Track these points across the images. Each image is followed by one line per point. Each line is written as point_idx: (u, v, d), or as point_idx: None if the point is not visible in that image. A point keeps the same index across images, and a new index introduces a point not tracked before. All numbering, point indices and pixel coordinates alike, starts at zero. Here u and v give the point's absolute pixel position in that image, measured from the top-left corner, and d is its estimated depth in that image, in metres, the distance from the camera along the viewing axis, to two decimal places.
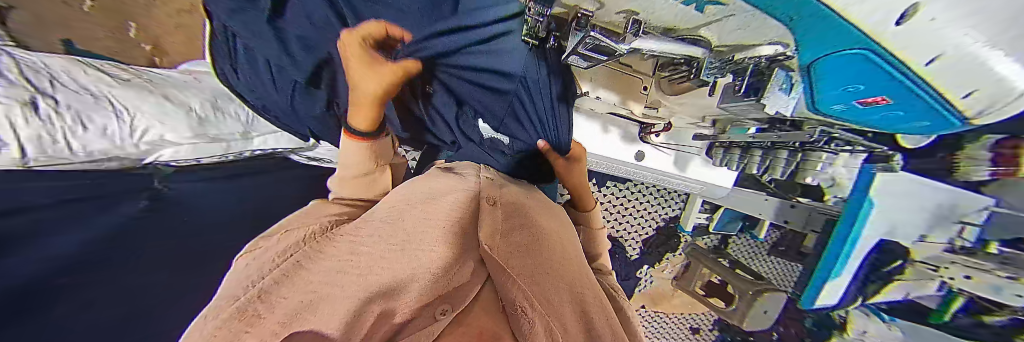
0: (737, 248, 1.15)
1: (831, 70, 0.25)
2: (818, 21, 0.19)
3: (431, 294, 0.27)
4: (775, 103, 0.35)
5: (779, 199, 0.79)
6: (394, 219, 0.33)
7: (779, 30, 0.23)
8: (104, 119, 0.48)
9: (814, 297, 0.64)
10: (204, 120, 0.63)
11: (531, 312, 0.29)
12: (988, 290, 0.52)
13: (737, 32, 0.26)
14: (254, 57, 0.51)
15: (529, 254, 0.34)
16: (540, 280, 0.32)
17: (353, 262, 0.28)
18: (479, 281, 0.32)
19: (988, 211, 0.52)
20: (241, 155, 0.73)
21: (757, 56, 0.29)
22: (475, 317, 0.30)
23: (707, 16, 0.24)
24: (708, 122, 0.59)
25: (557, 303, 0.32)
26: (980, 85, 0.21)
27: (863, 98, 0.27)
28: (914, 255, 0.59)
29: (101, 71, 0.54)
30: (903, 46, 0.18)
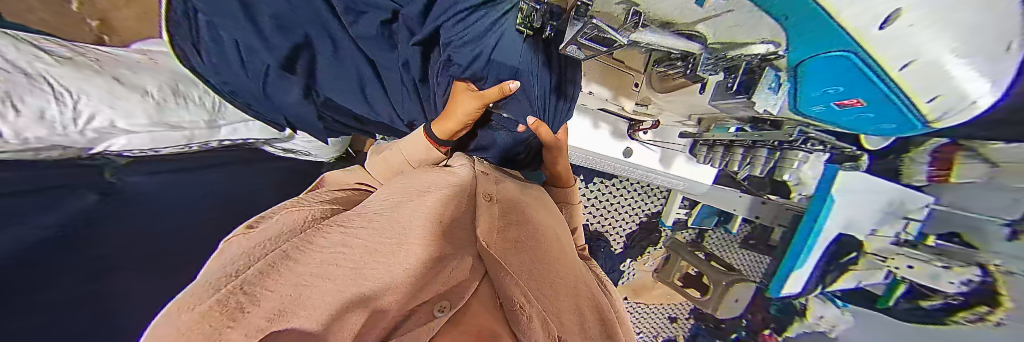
0: (713, 241, 1.22)
1: (817, 71, 0.27)
2: (808, 23, 0.21)
3: (430, 291, 0.29)
4: (763, 102, 0.35)
5: (752, 196, 0.85)
6: (389, 211, 0.34)
7: (771, 25, 0.24)
8: (41, 102, 0.42)
9: (780, 286, 0.69)
10: (163, 105, 0.57)
11: (527, 307, 0.30)
12: (926, 278, 0.58)
13: (732, 29, 0.27)
14: (220, 36, 0.47)
15: (524, 250, 0.37)
16: (534, 275, 0.35)
17: (346, 255, 0.27)
18: (477, 278, 0.34)
19: (929, 208, 0.57)
20: (206, 145, 0.68)
21: (749, 55, 0.30)
22: (474, 316, 0.28)
23: (706, 10, 0.25)
24: (694, 121, 0.61)
25: (552, 298, 0.34)
26: (943, 92, 0.22)
27: (840, 100, 0.29)
28: (867, 248, 0.65)
29: (35, 47, 0.47)
30: (882, 49, 0.20)
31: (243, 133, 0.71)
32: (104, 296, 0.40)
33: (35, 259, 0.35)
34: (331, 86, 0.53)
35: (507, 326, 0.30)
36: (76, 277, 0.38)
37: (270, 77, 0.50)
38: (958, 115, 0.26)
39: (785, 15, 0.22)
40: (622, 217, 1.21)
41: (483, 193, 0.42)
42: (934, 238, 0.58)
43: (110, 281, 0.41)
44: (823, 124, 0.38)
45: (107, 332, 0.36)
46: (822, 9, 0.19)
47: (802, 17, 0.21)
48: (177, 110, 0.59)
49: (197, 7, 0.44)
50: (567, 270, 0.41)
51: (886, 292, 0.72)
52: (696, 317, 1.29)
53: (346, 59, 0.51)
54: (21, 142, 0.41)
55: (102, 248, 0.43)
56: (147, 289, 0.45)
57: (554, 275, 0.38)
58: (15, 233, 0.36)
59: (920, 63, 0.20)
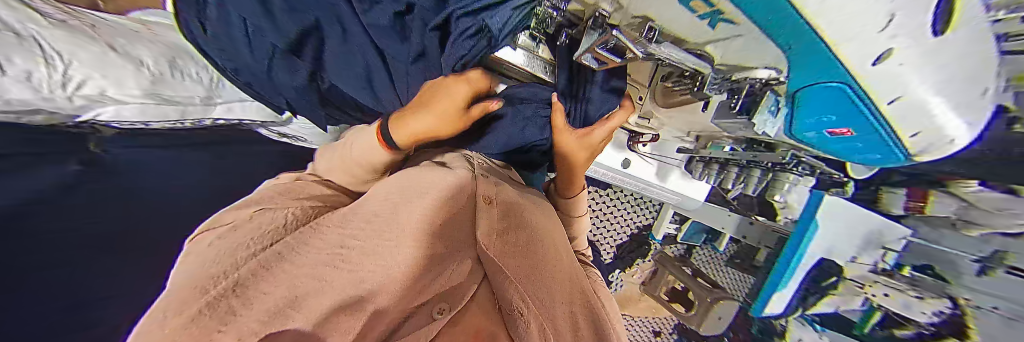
0: (701, 258, 1.25)
1: (813, 99, 0.28)
2: (811, 55, 0.22)
3: (427, 294, 0.29)
4: (762, 123, 0.38)
5: (740, 215, 0.86)
6: (389, 212, 0.33)
7: (775, 51, 0.25)
8: (27, 64, 0.41)
9: (764, 305, 0.70)
10: (159, 78, 0.55)
11: (525, 312, 0.30)
12: (901, 306, 0.60)
13: (740, 52, 0.28)
14: (226, 14, 0.45)
15: (523, 254, 0.37)
16: (534, 281, 0.35)
17: (343, 257, 0.28)
18: (474, 281, 0.35)
19: (905, 240, 0.61)
20: (199, 123, 0.66)
21: (753, 79, 0.32)
22: (471, 317, 0.30)
23: (714, 33, 0.26)
24: (691, 137, 0.63)
25: (549, 304, 0.35)
26: (924, 129, 0.24)
27: (832, 128, 0.30)
28: (847, 273, 0.67)
29: (28, 7, 0.45)
30: (875, 85, 0.21)
31: (239, 113, 0.69)
32: (83, 265, 0.39)
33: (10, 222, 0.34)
34: (334, 74, 0.53)
35: (504, 327, 0.31)
36: (49, 248, 0.36)
37: (274, 60, 0.50)
38: (937, 151, 0.27)
39: (786, 44, 0.23)
40: (614, 228, 1.22)
41: (483, 193, 0.41)
42: (910, 270, 0.60)
43: (83, 257, 0.39)
44: (809, 148, 0.40)
45: (71, 312, 0.35)
46: (824, 41, 0.19)
47: (800, 45, 0.22)
48: (173, 84, 0.57)
49: None
50: (561, 277, 0.41)
51: (862, 319, 0.75)
52: (680, 332, 1.30)
53: (349, 51, 0.50)
54: (0, 103, 0.39)
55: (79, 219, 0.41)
56: (122, 267, 0.43)
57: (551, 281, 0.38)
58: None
59: (907, 101, 0.21)
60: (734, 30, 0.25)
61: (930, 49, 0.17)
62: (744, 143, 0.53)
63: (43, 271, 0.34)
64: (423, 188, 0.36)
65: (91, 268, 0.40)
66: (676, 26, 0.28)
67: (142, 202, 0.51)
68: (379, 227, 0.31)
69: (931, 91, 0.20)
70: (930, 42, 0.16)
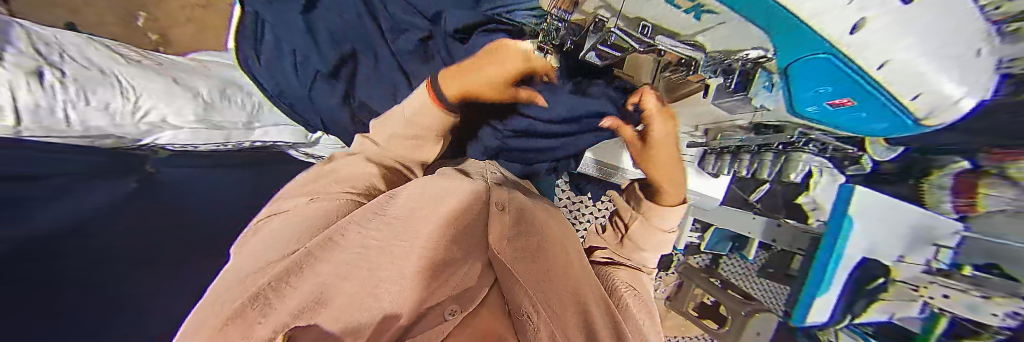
0: (727, 268, 1.15)
1: (804, 72, 0.28)
2: (784, 27, 0.23)
3: (441, 295, 0.29)
4: (762, 97, 0.38)
5: (766, 218, 0.84)
6: (405, 216, 0.34)
7: (756, 34, 0.27)
8: (107, 96, 0.49)
9: (802, 314, 0.65)
10: (210, 105, 0.63)
11: (535, 316, 0.32)
12: (965, 309, 0.54)
13: (728, 36, 0.30)
14: (280, 46, 0.54)
15: (532, 261, 0.38)
16: (542, 287, 0.36)
17: (365, 255, 0.27)
18: (486, 284, 0.35)
19: (959, 235, 0.54)
20: (239, 145, 0.72)
21: (738, 56, 0.32)
22: (481, 319, 0.31)
23: (702, 23, 0.29)
24: (700, 132, 0.62)
25: (557, 308, 0.36)
26: (921, 89, 0.24)
27: (833, 99, 0.30)
28: (896, 274, 0.61)
29: (114, 51, 0.55)
30: (857, 49, 0.22)
31: (274, 136, 0.74)
32: (115, 278, 0.41)
33: (53, 239, 0.37)
34: (367, 94, 0.57)
35: (511, 329, 0.32)
36: (79, 260, 0.39)
37: (316, 83, 0.56)
38: (944, 113, 0.27)
39: (771, 25, 0.24)
40: None
41: (496, 202, 0.43)
42: (970, 269, 0.53)
43: (114, 268, 0.42)
44: (825, 127, 0.39)
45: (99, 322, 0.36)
46: (797, 17, 0.21)
47: (786, 27, 0.23)
48: (221, 110, 0.64)
49: (263, 21, 0.52)
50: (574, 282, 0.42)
51: (925, 329, 0.66)
52: None
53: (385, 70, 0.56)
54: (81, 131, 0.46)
55: (122, 233, 0.45)
56: (150, 279, 0.46)
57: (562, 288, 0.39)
58: (41, 213, 0.38)
59: (897, 62, 0.22)
60: (717, 18, 0.27)
61: (898, 14, 0.18)
62: (752, 130, 0.52)
63: (72, 282, 0.36)
64: (444, 193, 0.38)
65: (119, 280, 0.42)
66: (667, 21, 0.31)
67: (179, 216, 0.56)
68: (404, 219, 0.33)
69: (933, 59, 0.21)
70: (895, 12, 0.18)
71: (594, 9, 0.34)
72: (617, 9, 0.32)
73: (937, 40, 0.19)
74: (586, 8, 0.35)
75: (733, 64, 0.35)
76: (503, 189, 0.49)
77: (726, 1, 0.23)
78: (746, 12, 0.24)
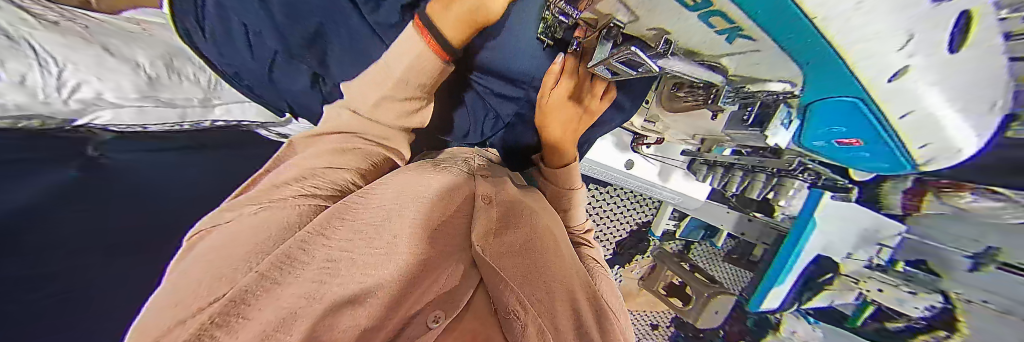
0: (698, 253, 1.27)
1: (822, 111, 0.27)
2: (818, 70, 0.20)
3: (423, 300, 0.29)
4: (779, 137, 0.34)
5: (739, 213, 0.88)
6: (381, 220, 0.32)
7: (791, 67, 0.22)
8: (22, 69, 0.40)
9: (761, 300, 0.72)
10: (156, 80, 0.55)
11: (523, 316, 0.32)
12: (894, 301, 0.62)
13: (756, 66, 0.25)
14: (228, 16, 0.45)
15: (520, 255, 0.38)
16: (529, 281, 0.37)
17: (332, 270, 0.26)
18: (472, 283, 0.34)
19: (900, 237, 0.60)
20: (199, 125, 0.64)
21: (767, 92, 0.29)
22: (467, 321, 0.32)
23: (734, 46, 0.23)
24: (696, 140, 0.58)
25: (548, 305, 0.37)
26: (933, 139, 0.24)
27: (841, 139, 0.29)
28: (843, 269, 0.67)
29: (17, 6, 0.44)
30: (887, 99, 0.20)
31: (237, 115, 0.68)
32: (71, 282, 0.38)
33: None
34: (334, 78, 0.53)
35: (501, 331, 0.33)
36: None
37: (277, 61, 0.49)
38: (942, 159, 0.27)
39: (805, 61, 0.20)
40: (614, 225, 1.24)
41: (481, 196, 0.41)
42: (903, 265, 0.60)
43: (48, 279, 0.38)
44: (819, 157, 0.39)
45: None
46: (840, 63, 0.18)
47: (814, 67, 0.20)
48: (171, 87, 0.57)
49: None
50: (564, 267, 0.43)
51: (854, 312, 0.76)
52: (676, 326, 1.32)
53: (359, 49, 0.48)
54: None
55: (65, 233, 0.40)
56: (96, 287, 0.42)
57: (546, 274, 0.39)
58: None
59: (915, 112, 0.21)
60: (748, 45, 0.21)
61: (942, 65, 0.16)
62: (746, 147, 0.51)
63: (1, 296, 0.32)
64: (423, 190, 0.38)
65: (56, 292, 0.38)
66: (692, 40, 0.24)
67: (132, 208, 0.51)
68: (381, 224, 0.31)
69: (952, 107, 0.20)
70: (944, 59, 0.16)
71: (610, 11, 0.25)
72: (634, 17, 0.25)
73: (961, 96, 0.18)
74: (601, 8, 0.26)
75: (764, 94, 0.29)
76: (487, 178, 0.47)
77: (768, 26, 0.17)
78: (785, 43, 0.19)
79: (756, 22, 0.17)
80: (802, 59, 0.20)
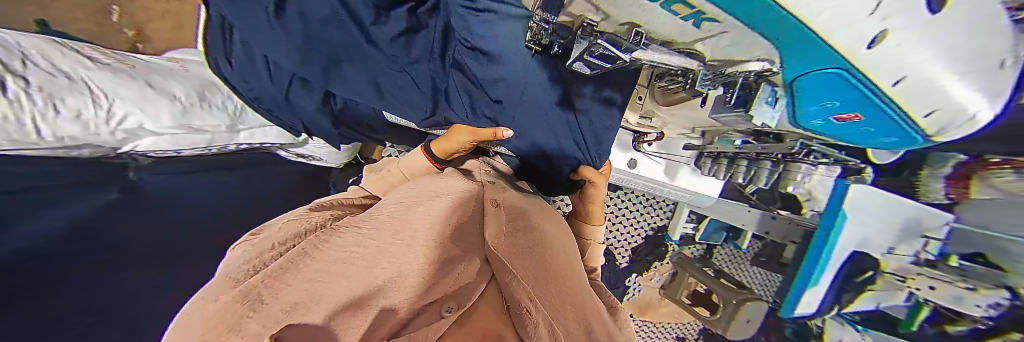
0: (721, 257, 1.19)
1: (809, 87, 0.26)
2: (793, 44, 0.20)
3: (437, 290, 0.27)
4: (762, 116, 0.35)
5: (761, 211, 0.81)
6: (401, 214, 0.37)
7: (767, 46, 0.22)
8: (79, 104, 0.46)
9: (794, 305, 0.66)
10: (189, 109, 0.60)
11: (536, 311, 0.28)
12: (948, 299, 0.53)
13: (728, 48, 0.25)
14: (251, 51, 0.50)
15: (529, 255, 0.36)
16: (540, 281, 0.33)
17: (360, 254, 0.30)
18: (485, 280, 0.32)
19: (948, 226, 0.55)
20: (224, 149, 0.70)
21: (744, 72, 0.28)
22: (480, 316, 0.28)
23: (703, 32, 0.23)
24: (697, 134, 0.59)
25: (560, 306, 0.32)
26: (939, 106, 0.23)
27: (838, 115, 0.29)
28: (884, 266, 0.60)
29: (78, 53, 0.51)
30: (874, 66, 0.20)
31: (259, 138, 0.73)
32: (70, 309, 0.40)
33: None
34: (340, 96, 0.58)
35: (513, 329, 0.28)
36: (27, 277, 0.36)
37: (293, 86, 0.54)
38: (955, 129, 0.25)
39: (777, 37, 0.20)
40: (625, 232, 1.20)
41: (488, 199, 0.43)
42: (958, 259, 0.54)
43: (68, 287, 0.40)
44: (823, 138, 0.38)
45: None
46: (814, 33, 0.18)
47: (789, 42, 0.20)
48: (201, 114, 0.62)
49: (230, 25, 0.47)
50: (571, 268, 0.42)
51: (909, 316, 0.67)
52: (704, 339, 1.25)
53: (370, 70, 0.50)
54: (55, 140, 0.44)
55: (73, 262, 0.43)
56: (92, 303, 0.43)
57: (556, 279, 0.36)
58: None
59: (908, 78, 0.20)
60: (718, 28, 0.22)
61: (925, 25, 0.15)
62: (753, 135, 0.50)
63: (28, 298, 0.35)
64: (438, 193, 0.41)
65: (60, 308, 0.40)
66: (661, 29, 0.25)
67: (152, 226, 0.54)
68: (395, 227, 0.34)
69: (955, 70, 0.19)
70: (924, 20, 0.15)
71: (581, 12, 0.27)
72: (605, 14, 0.26)
73: (957, 56, 0.18)
74: (573, 11, 0.29)
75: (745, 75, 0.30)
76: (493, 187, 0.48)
77: (728, 6, 0.18)
78: (749, 20, 0.19)
79: (717, 5, 0.18)
80: (772, 35, 0.20)
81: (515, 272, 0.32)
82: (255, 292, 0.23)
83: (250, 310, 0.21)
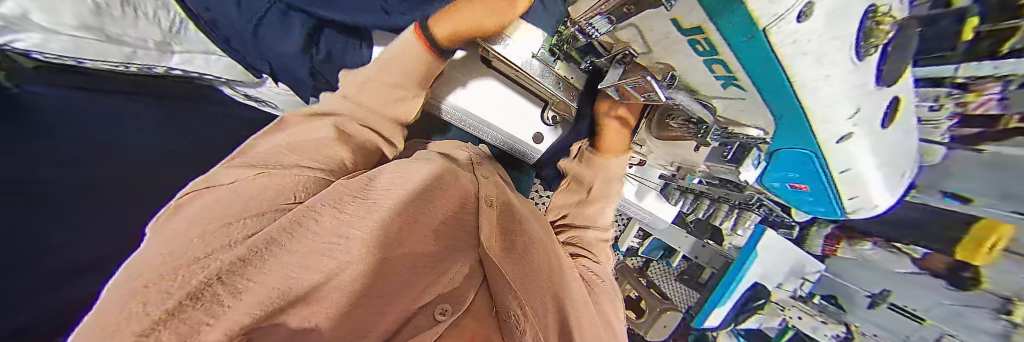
0: (655, 270, 1.37)
1: (782, 161, 0.35)
2: (790, 128, 0.27)
3: (430, 294, 0.29)
4: (748, 174, 0.40)
5: (695, 238, 0.96)
6: (396, 201, 0.32)
7: (767, 119, 0.28)
8: None
9: (704, 318, 0.80)
10: (104, 9, 0.45)
11: (524, 322, 0.32)
12: (810, 328, 0.70)
13: (738, 111, 0.29)
14: None
15: (517, 261, 0.39)
16: (525, 288, 0.37)
17: (343, 247, 0.25)
18: (474, 284, 0.35)
19: (819, 274, 0.71)
20: (149, 71, 0.54)
21: (746, 135, 0.33)
22: (469, 321, 0.31)
23: (724, 92, 0.27)
24: (672, 167, 0.61)
25: (540, 313, 0.36)
26: (859, 193, 0.34)
27: (795, 183, 0.38)
28: (773, 296, 0.75)
29: None
30: (835, 156, 0.29)
31: (200, 66, 0.58)
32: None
33: None
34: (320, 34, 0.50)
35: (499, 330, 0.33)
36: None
37: (267, 18, 0.46)
38: (861, 208, 0.38)
39: (779, 120, 0.27)
40: None
41: (485, 199, 0.44)
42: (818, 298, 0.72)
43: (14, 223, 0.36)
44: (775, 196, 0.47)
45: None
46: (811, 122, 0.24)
47: (789, 125, 0.27)
48: (121, 20, 0.47)
49: None
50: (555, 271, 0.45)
51: (778, 335, 0.86)
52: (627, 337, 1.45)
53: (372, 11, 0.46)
54: None
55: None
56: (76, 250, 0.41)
57: (536, 282, 0.39)
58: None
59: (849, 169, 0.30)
60: (738, 93, 0.26)
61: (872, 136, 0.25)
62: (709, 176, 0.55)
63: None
64: (432, 187, 0.38)
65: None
66: (686, 72, 0.27)
67: (106, 156, 0.49)
68: (378, 212, 0.30)
69: (868, 165, 0.30)
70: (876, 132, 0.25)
71: (627, 39, 0.28)
72: (647, 47, 0.27)
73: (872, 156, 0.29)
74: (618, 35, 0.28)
75: (742, 139, 0.34)
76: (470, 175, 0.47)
77: (758, 82, 0.22)
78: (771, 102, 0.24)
79: (749, 76, 0.22)
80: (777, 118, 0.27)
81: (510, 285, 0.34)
82: (221, 281, 0.18)
83: (207, 314, 0.15)
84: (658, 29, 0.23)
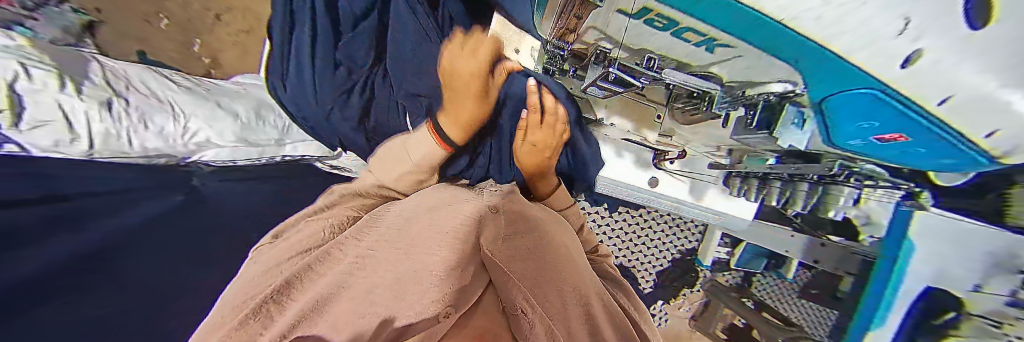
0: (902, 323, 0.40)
1: (843, 107, 0.21)
2: (822, 67, 0.18)
3: (435, 293, 0.23)
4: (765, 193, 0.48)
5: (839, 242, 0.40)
6: (403, 227, 0.34)
7: (784, 68, 0.20)
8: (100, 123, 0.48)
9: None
10: (248, 126, 0.68)
11: (530, 312, 0.24)
12: None
13: (746, 71, 0.23)
14: (303, 67, 0.50)
15: (531, 258, 0.30)
16: (542, 284, 0.28)
17: (360, 265, 0.29)
18: (481, 285, 0.27)
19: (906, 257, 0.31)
20: (272, 160, 0.74)
21: (767, 93, 0.25)
22: (478, 317, 0.24)
23: (716, 56, 0.22)
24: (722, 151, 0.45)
25: (566, 312, 0.26)
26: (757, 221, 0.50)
27: (878, 135, 0.21)
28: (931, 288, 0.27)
29: (168, 79, 0.64)
30: (916, 86, 0.15)
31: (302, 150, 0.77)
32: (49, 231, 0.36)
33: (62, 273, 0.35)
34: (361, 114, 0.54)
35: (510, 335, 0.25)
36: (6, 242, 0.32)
37: (333, 110, 0.52)
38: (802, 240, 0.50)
39: (792, 59, 0.18)
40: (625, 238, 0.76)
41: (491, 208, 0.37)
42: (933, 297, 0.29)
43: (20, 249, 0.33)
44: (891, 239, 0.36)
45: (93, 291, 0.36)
46: (820, 47, 0.15)
47: (782, 48, 0.17)
48: (258, 130, 0.70)
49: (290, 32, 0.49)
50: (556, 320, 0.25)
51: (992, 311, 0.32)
52: None
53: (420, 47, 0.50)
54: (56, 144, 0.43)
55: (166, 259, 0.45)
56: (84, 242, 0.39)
57: (566, 290, 0.29)
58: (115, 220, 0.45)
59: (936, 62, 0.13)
60: (734, 52, 0.20)
61: (964, 49, 0.12)
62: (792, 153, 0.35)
63: None
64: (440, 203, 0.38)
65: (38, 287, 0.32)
66: (673, 55, 0.25)
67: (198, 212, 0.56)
68: (397, 231, 0.33)
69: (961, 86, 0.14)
70: (964, 40, 0.12)
71: (595, 39, 0.27)
72: (619, 41, 0.25)
73: (943, 271, 0.33)
74: (587, 38, 0.28)
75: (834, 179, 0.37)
76: (545, 217, 0.41)
77: (737, 32, 0.17)
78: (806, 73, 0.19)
79: (727, 34, 0.18)
80: (812, 94, 0.22)
81: (506, 270, 0.27)
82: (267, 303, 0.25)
83: (261, 326, 0.22)
84: (614, 22, 0.23)
